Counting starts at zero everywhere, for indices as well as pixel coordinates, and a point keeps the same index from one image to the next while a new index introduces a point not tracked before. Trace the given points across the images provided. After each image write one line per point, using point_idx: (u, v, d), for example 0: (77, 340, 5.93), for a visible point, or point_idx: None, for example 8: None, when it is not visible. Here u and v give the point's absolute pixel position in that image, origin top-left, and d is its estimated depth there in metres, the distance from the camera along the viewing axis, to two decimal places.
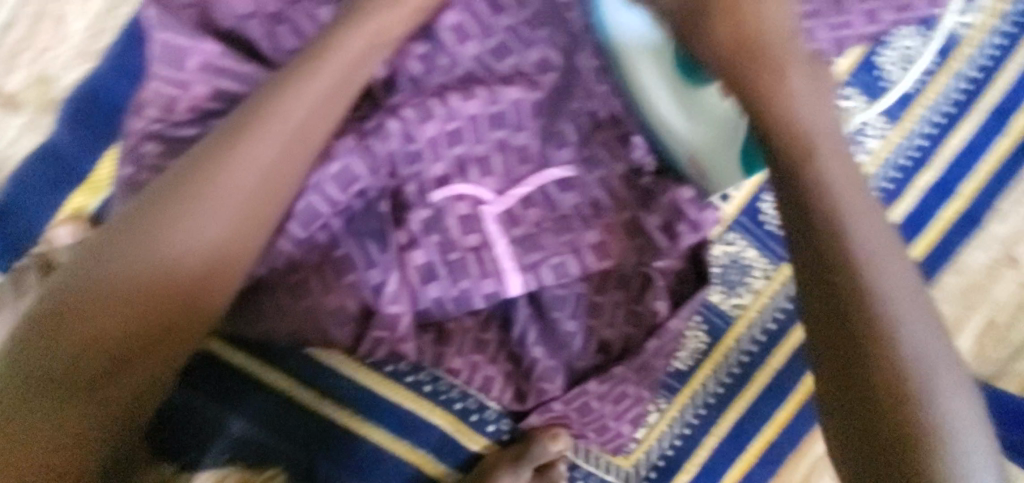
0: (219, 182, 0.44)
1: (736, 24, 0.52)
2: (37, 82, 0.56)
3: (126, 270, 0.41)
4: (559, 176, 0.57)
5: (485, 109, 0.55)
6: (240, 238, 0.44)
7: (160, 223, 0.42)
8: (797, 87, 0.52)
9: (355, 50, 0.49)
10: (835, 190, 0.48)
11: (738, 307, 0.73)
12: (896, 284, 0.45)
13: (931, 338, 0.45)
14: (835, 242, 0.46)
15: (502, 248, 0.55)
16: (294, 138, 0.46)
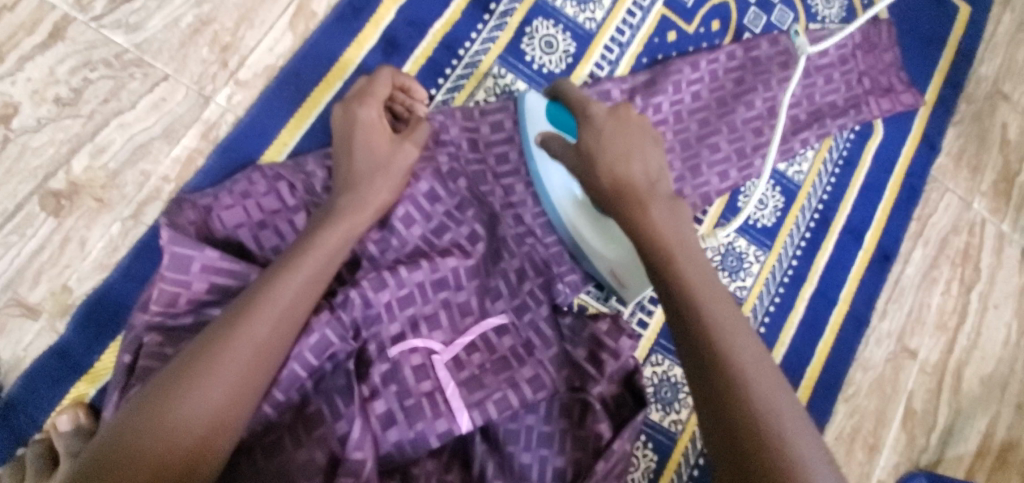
0: (217, 364, 0.51)
1: (613, 174, 0.66)
2: (53, 293, 0.65)
3: (135, 444, 0.47)
4: (496, 324, 0.70)
5: (428, 276, 0.68)
6: (233, 408, 0.51)
7: (163, 402, 0.49)
8: (675, 235, 0.62)
9: (327, 243, 0.60)
10: (695, 291, 0.56)
11: (679, 422, 0.81)
12: (759, 368, 0.51)
13: (798, 417, 0.49)
14: (707, 333, 0.53)
15: (451, 390, 0.65)
16: (283, 321, 0.56)
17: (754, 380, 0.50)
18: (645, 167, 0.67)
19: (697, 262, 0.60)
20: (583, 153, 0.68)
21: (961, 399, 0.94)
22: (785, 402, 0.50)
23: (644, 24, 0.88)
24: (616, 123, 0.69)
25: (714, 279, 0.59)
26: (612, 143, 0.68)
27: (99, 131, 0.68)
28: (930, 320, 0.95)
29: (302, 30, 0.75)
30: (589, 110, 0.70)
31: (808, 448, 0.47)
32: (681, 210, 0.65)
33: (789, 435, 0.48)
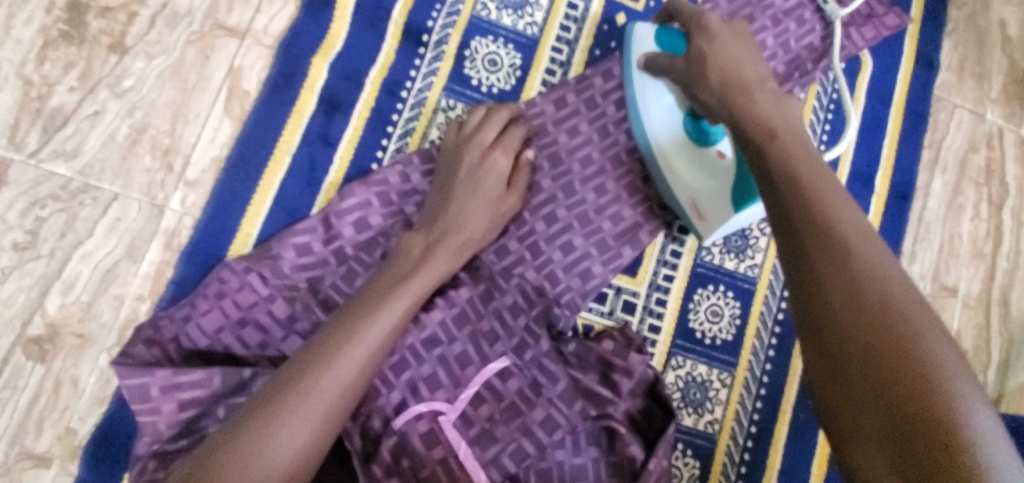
0: (298, 409, 0.52)
1: (722, 72, 0.62)
2: (59, 438, 0.65)
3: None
4: (498, 368, 0.68)
5: (418, 336, 0.67)
6: (316, 435, 0.52)
7: (247, 448, 0.49)
8: (788, 130, 0.55)
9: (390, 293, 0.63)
10: (810, 179, 0.49)
11: (715, 422, 0.77)
12: (884, 267, 0.42)
13: (919, 308, 0.41)
14: (821, 218, 0.46)
15: (463, 451, 0.62)
16: (359, 365, 0.56)
17: (878, 270, 0.42)
18: (757, 69, 0.63)
19: (806, 151, 0.53)
20: (691, 57, 0.65)
21: (1014, 325, 0.87)
22: (908, 292, 0.41)
23: (588, 14, 0.82)
24: (733, 31, 0.66)
25: (827, 171, 0.50)
26: (730, 49, 0.64)
27: (64, 267, 0.67)
28: (963, 250, 0.88)
29: (239, 112, 0.73)
30: (702, 21, 0.67)
31: (935, 344, 0.39)
32: (791, 106, 0.59)
33: (913, 327, 0.39)
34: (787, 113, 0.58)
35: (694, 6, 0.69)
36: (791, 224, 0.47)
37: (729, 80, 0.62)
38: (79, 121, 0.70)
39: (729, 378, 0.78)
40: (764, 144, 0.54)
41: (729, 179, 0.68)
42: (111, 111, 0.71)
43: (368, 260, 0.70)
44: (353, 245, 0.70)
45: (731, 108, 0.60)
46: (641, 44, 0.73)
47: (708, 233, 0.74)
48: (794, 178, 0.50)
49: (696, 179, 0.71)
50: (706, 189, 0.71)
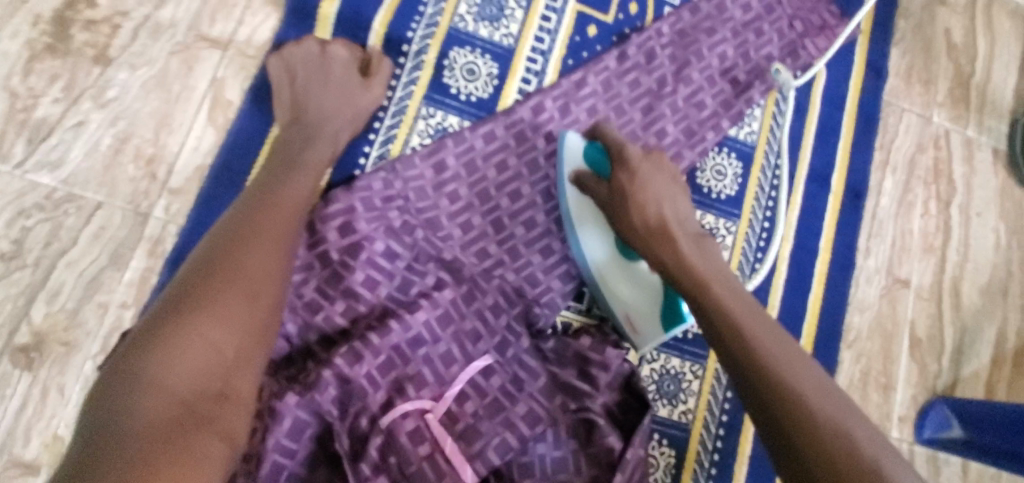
0: (228, 251, 0.58)
1: (646, 211, 0.70)
2: (47, 444, 0.66)
3: (155, 374, 0.49)
4: (482, 365, 0.71)
5: (402, 336, 0.70)
6: (260, 325, 0.56)
7: (185, 313, 0.53)
8: (718, 276, 0.66)
9: (246, 235, 0.60)
10: (721, 297, 0.63)
11: (688, 412, 0.81)
12: (778, 345, 0.58)
13: (809, 373, 0.56)
14: (734, 322, 0.61)
15: (450, 446, 0.64)
16: (278, 248, 0.61)
17: (777, 355, 0.57)
18: (677, 208, 0.72)
19: (736, 295, 0.64)
20: (616, 193, 0.72)
21: (963, 315, 0.93)
22: (800, 362, 0.56)
23: (561, 25, 0.86)
24: (651, 165, 0.73)
25: (761, 312, 0.62)
26: (654, 189, 0.72)
27: (50, 275, 0.68)
28: (916, 245, 0.94)
29: (222, 121, 0.75)
30: (624, 153, 0.73)
31: (826, 399, 0.53)
32: (710, 248, 0.70)
33: (804, 387, 0.54)
34: (710, 256, 0.69)
35: (616, 135, 0.75)
36: (716, 329, 0.61)
37: (651, 219, 0.70)
38: (62, 132, 0.71)
39: (701, 370, 0.82)
40: (685, 268, 0.66)
41: (658, 297, 0.74)
42: (94, 122, 0.72)
43: (353, 264, 0.72)
44: (337, 249, 0.73)
45: (664, 252, 0.68)
46: (571, 160, 0.77)
47: (642, 344, 0.77)
48: (738, 331, 0.60)
49: (631, 294, 0.76)
50: (639, 305, 0.75)
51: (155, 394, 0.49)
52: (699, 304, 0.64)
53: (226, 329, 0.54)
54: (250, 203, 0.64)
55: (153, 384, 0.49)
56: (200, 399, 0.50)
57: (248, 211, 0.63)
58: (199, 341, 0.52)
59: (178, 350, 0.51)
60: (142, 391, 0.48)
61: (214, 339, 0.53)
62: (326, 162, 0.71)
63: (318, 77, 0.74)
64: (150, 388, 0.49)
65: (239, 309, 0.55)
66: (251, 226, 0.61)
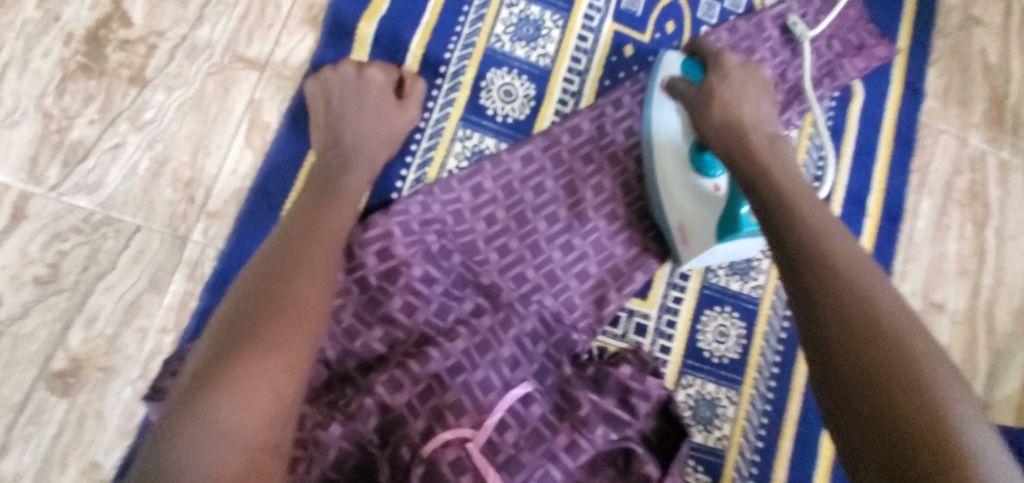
0: (270, 290, 0.57)
1: (725, 111, 0.72)
2: (83, 473, 0.65)
3: (201, 419, 0.48)
4: (521, 393, 0.70)
5: (442, 364, 0.69)
6: (301, 355, 0.54)
7: (228, 355, 0.52)
8: (787, 177, 0.66)
9: (301, 272, 0.59)
10: (801, 209, 0.61)
11: (724, 437, 0.80)
12: (859, 278, 0.54)
13: (894, 310, 0.51)
14: (812, 248, 0.57)
15: (491, 477, 0.63)
16: (318, 282, 0.59)
17: (856, 283, 0.53)
18: (758, 113, 0.73)
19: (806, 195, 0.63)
20: (704, 92, 0.74)
21: (998, 339, 0.93)
22: (888, 301, 0.52)
23: (597, 45, 0.85)
24: (751, 90, 0.75)
25: (827, 220, 0.61)
26: (740, 100, 0.73)
27: (87, 300, 0.67)
28: (951, 269, 0.93)
29: (259, 143, 0.74)
30: (726, 75, 0.75)
31: (909, 341, 0.49)
32: (786, 153, 0.70)
33: (885, 321, 0.50)
34: (785, 166, 0.68)
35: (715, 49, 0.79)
36: (787, 252, 0.58)
37: (718, 100, 0.73)
38: (100, 154, 0.70)
39: (736, 395, 0.82)
40: (762, 182, 0.65)
41: (717, 211, 0.73)
42: (131, 144, 0.71)
43: (391, 289, 0.72)
44: (376, 274, 0.72)
45: (734, 146, 0.69)
46: (665, 69, 0.80)
47: (686, 257, 0.78)
48: (790, 217, 0.60)
49: (691, 206, 0.76)
50: (694, 216, 0.76)
51: (222, 445, 0.47)
52: (772, 220, 0.61)
53: (292, 376, 0.53)
54: (291, 235, 0.63)
55: (219, 433, 0.47)
56: (263, 451, 0.48)
57: (294, 245, 0.62)
58: (266, 388, 0.51)
59: (245, 398, 0.50)
60: (209, 442, 0.47)
61: (280, 384, 0.51)
62: (361, 190, 0.70)
63: (352, 97, 0.73)
64: (217, 439, 0.47)
65: (302, 351, 0.54)
66: (306, 261, 0.61)
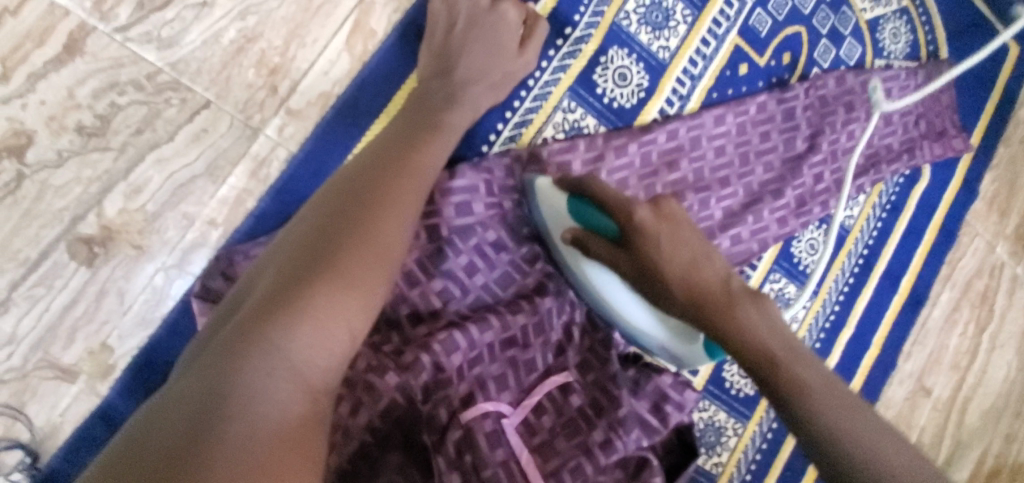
0: (359, 219, 0.52)
1: (688, 284, 0.59)
2: (91, 353, 0.59)
3: (271, 341, 0.42)
4: (561, 381, 0.70)
5: (498, 335, 0.68)
6: (376, 297, 0.49)
7: (309, 279, 0.46)
8: (778, 337, 0.57)
9: (388, 208, 0.54)
10: (749, 329, 0.57)
11: (720, 464, 0.83)
12: (800, 371, 0.56)
13: (831, 386, 0.56)
14: (763, 357, 0.57)
15: (525, 458, 0.63)
16: (405, 221, 0.55)
17: (811, 387, 0.56)
18: (681, 234, 0.60)
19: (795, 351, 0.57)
20: (648, 273, 0.60)
21: (963, 431, 1.01)
22: (822, 379, 0.56)
23: (717, 54, 0.82)
24: (669, 225, 0.60)
25: (785, 324, 0.59)
26: (682, 246, 0.60)
27: (134, 167, 0.61)
28: (946, 360, 1.00)
29: (360, 51, 0.66)
30: (603, 200, 0.62)
31: (859, 431, 0.54)
32: (771, 306, 0.59)
33: (838, 418, 0.54)
34: (790, 340, 0.58)
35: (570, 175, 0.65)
36: (747, 363, 0.58)
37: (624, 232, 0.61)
38: (182, 8, 0.61)
39: (740, 428, 0.85)
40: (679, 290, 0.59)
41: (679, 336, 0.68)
42: (220, 7, 0.62)
43: (460, 247, 0.69)
44: (450, 227, 0.68)
45: (728, 336, 0.57)
46: (557, 212, 0.67)
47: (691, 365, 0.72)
48: (810, 410, 0.55)
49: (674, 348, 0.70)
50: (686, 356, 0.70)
51: (294, 376, 0.41)
52: (723, 337, 0.58)
53: (367, 317, 0.48)
54: (384, 162, 0.58)
55: (291, 362, 0.42)
56: (328, 393, 0.44)
57: (383, 175, 0.56)
58: (342, 325, 0.46)
59: (321, 330, 0.44)
60: (281, 369, 0.41)
61: (355, 326, 0.47)
62: (461, 128, 0.65)
63: (486, 31, 0.67)
64: (290, 368, 0.41)
65: (379, 294, 0.50)
66: (394, 198, 0.55)
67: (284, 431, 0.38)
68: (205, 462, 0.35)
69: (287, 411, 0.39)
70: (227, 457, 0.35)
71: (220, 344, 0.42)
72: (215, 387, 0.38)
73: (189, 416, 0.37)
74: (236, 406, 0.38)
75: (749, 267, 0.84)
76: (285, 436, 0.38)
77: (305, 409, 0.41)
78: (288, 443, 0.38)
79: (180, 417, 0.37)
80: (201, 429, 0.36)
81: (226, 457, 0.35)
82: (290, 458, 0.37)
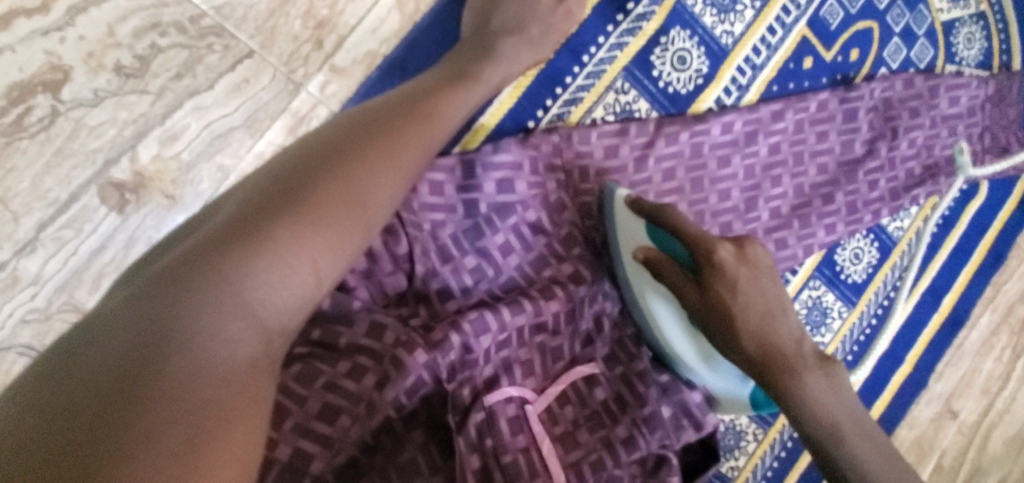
0: (343, 152, 0.46)
1: (761, 337, 0.59)
2: None
3: (220, 279, 0.38)
4: (586, 372, 0.68)
5: (530, 319, 0.65)
6: (351, 245, 0.44)
7: (274, 213, 0.41)
8: (834, 397, 0.59)
9: (380, 145, 0.47)
10: (818, 403, 0.59)
11: (736, 468, 0.82)
12: (863, 452, 0.59)
13: (892, 468, 0.59)
14: (827, 429, 0.59)
15: (546, 446, 0.61)
16: (397, 161, 0.48)
17: (875, 469, 0.58)
18: (763, 290, 0.60)
19: (853, 416, 0.60)
20: (719, 317, 0.59)
21: (984, 458, 0.95)
22: (883, 459, 0.59)
23: (783, 44, 0.78)
24: (747, 268, 0.59)
25: (846, 384, 0.61)
26: (756, 295, 0.59)
27: (171, 113, 0.58)
28: (978, 384, 0.95)
29: (411, 10, 0.63)
30: (684, 233, 0.60)
31: None
32: (837, 371, 0.61)
33: None
34: (859, 424, 0.60)
35: (653, 203, 0.63)
36: (811, 436, 0.60)
37: (706, 273, 0.58)
38: None
39: (761, 434, 0.83)
40: (757, 356, 0.59)
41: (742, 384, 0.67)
42: None
43: (498, 225, 0.67)
44: (488, 204, 0.66)
45: (789, 399, 0.59)
46: (631, 239, 0.65)
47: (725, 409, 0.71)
48: None
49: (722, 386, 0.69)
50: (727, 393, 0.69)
51: (246, 318, 0.38)
52: (790, 406, 0.59)
53: (337, 261, 0.43)
54: (386, 100, 0.52)
55: (246, 302, 0.38)
56: (284, 334, 0.40)
57: (380, 113, 0.50)
58: (306, 267, 0.41)
59: (282, 271, 0.40)
60: (233, 309, 0.37)
61: (321, 269, 0.42)
62: (494, 85, 0.59)
63: None
64: (243, 309, 0.38)
65: (355, 236, 0.44)
66: (389, 134, 0.49)
67: (223, 381, 0.36)
68: (136, 405, 0.33)
69: (236, 356, 0.37)
70: (166, 403, 0.34)
71: (167, 267, 0.38)
72: (156, 321, 0.36)
73: (125, 349, 0.35)
74: (181, 347, 0.35)
75: (789, 271, 0.81)
76: (223, 385, 0.36)
77: (255, 354, 0.38)
78: (226, 393, 0.36)
79: (116, 347, 0.35)
80: (135, 368, 0.34)
81: (165, 404, 0.34)
82: (223, 409, 0.35)
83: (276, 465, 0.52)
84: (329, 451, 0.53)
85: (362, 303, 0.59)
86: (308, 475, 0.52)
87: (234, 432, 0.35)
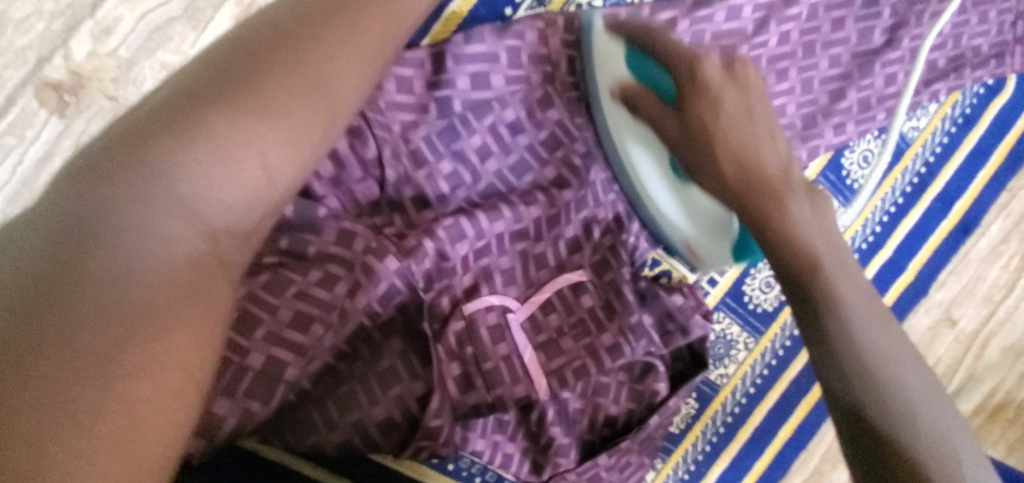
0: (291, 26, 0.39)
1: (771, 214, 0.49)
2: None
3: (148, 164, 0.33)
4: (573, 281, 0.65)
5: (510, 227, 0.62)
6: (309, 140, 0.39)
7: (207, 94, 0.36)
8: (823, 239, 0.48)
9: (339, 24, 0.41)
10: (808, 240, 0.48)
11: (725, 375, 0.82)
12: (863, 321, 0.46)
13: (895, 356, 0.46)
14: (823, 279, 0.47)
15: (529, 355, 0.61)
16: (359, 46, 0.42)
17: (875, 345, 0.45)
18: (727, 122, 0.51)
19: (865, 296, 0.47)
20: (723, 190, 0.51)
21: (982, 367, 0.90)
22: (884, 341, 0.46)
23: None
24: (752, 125, 0.51)
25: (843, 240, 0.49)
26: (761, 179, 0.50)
27: (101, 3, 0.54)
28: (980, 292, 0.90)
29: None
30: (682, 90, 0.53)
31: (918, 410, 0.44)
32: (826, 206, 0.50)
33: (894, 389, 0.44)
34: (858, 282, 0.48)
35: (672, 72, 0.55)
36: (802, 300, 0.47)
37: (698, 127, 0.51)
38: None
39: (752, 343, 0.82)
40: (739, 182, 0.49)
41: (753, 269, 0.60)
42: None
43: (474, 126, 0.63)
44: (464, 102, 0.62)
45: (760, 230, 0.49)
46: (628, 111, 0.59)
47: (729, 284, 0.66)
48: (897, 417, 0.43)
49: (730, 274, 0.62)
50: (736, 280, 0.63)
51: (182, 212, 0.33)
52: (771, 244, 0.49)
53: (290, 155, 0.38)
54: None
55: (179, 195, 0.33)
56: (231, 236, 0.36)
57: None
58: (255, 161, 0.36)
59: (221, 163, 0.35)
60: (162, 200, 0.33)
61: (271, 163, 0.37)
62: None
63: None
64: (176, 202, 0.33)
65: (315, 131, 0.39)
66: (350, 14, 0.42)
67: (163, 289, 0.32)
68: (57, 297, 0.29)
69: (171, 253, 0.32)
70: (86, 304, 0.29)
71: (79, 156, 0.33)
72: (79, 208, 0.31)
73: (44, 236, 0.30)
74: (101, 238, 0.31)
75: None
76: (161, 293, 0.32)
77: (197, 253, 0.34)
78: (165, 302, 0.32)
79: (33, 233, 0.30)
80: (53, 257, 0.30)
81: (89, 299, 0.29)
82: (162, 320, 0.31)
83: (248, 373, 0.49)
84: (303, 359, 0.51)
85: (329, 210, 0.56)
86: (282, 383, 0.50)
87: (176, 336, 0.32)
